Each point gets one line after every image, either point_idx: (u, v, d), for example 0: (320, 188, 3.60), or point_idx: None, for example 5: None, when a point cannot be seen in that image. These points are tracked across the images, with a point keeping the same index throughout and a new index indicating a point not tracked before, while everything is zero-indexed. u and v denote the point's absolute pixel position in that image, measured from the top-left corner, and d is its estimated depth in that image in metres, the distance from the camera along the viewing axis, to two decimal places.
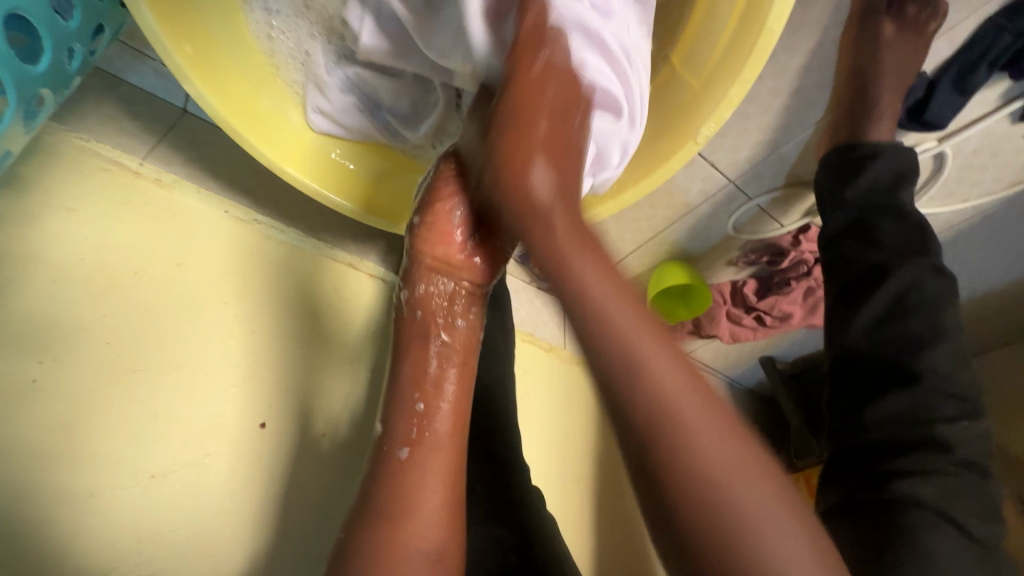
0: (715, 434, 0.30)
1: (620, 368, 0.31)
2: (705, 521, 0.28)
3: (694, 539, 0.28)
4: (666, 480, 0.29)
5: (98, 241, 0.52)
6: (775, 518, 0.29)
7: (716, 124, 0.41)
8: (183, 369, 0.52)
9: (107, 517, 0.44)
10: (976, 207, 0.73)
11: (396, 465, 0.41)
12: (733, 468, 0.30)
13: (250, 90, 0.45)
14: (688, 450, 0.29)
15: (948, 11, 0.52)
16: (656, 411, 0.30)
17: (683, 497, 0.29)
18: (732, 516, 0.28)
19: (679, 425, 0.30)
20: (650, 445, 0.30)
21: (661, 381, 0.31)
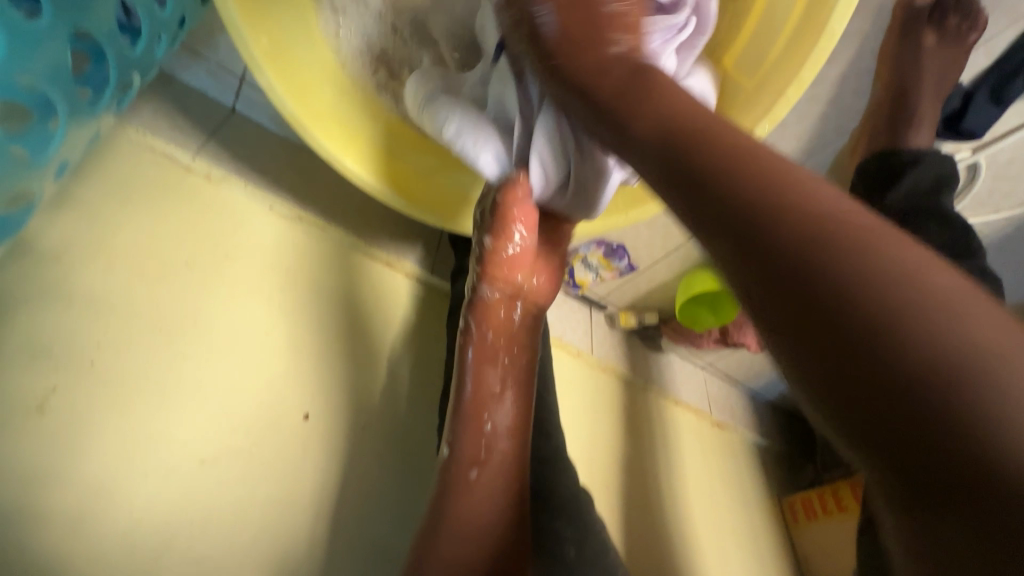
0: (899, 241, 0.25)
1: (769, 189, 0.28)
2: (871, 306, 0.23)
3: (871, 318, 0.23)
4: (849, 316, 0.23)
5: (152, 229, 0.53)
6: (1004, 325, 0.22)
7: (771, 122, 0.42)
8: (231, 357, 0.52)
9: (156, 498, 0.44)
10: (1009, 219, 0.73)
11: (467, 483, 0.42)
12: (974, 318, 0.22)
13: (315, 83, 0.46)
14: (902, 300, 0.23)
15: (989, 21, 0.53)
16: (815, 219, 0.26)
17: (865, 295, 0.23)
18: (910, 322, 0.22)
19: (866, 245, 0.25)
20: (817, 255, 0.25)
21: (892, 255, 0.24)
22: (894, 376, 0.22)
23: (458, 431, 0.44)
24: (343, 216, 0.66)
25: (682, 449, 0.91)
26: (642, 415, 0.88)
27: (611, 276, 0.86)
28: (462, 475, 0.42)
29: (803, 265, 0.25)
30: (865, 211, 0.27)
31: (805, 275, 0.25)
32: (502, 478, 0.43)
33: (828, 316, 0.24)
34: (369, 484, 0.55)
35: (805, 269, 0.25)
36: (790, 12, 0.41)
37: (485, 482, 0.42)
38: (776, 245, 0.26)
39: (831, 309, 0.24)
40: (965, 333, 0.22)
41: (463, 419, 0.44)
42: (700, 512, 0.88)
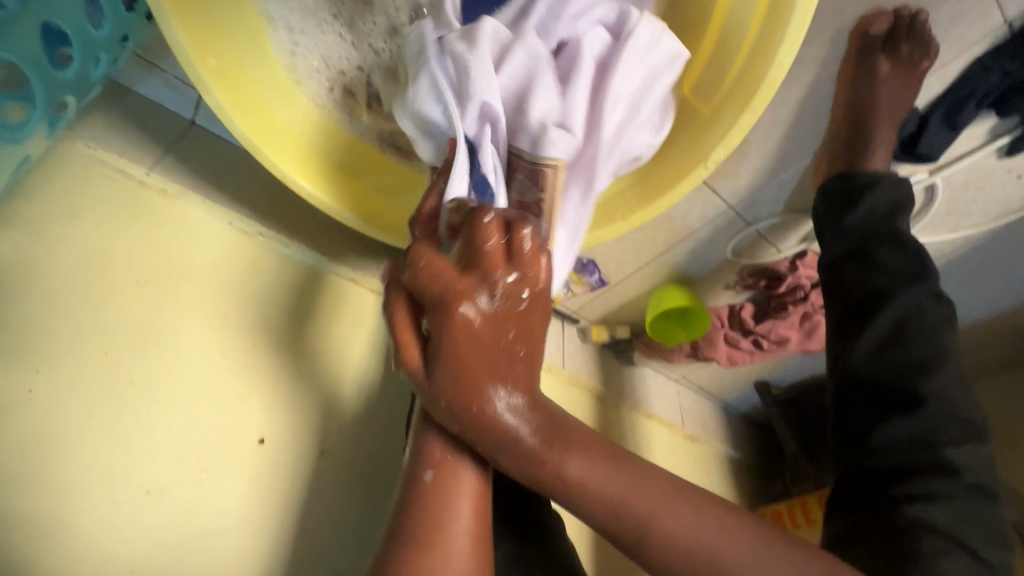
0: (640, 496, 0.34)
1: (613, 530, 0.34)
2: (680, 554, 0.33)
3: (657, 566, 0.34)
4: (648, 542, 0.34)
5: (102, 247, 0.51)
6: (687, 522, 0.34)
7: (724, 151, 0.43)
8: (183, 381, 0.51)
9: (95, 533, 0.43)
10: (966, 237, 0.75)
11: (422, 489, 0.40)
12: (688, 533, 0.33)
13: (268, 105, 0.46)
14: (647, 539, 0.34)
15: (939, 50, 0.54)
16: (691, 548, 0.33)
17: (655, 552, 0.33)
18: (696, 559, 0.33)
19: (649, 530, 0.34)
20: (607, 524, 0.34)
21: (656, 529, 0.34)
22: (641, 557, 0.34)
23: (424, 431, 0.43)
24: (305, 231, 0.65)
25: (654, 463, 0.91)
26: (614, 429, 0.89)
27: (582, 290, 0.86)
28: (414, 475, 0.41)
29: (615, 533, 0.34)
30: (667, 503, 0.34)
31: (613, 535, 0.35)
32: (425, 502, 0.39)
33: (631, 540, 0.34)
34: (330, 511, 0.54)
35: (634, 540, 0.34)
36: (743, 39, 0.41)
37: (437, 491, 0.40)
38: (577, 504, 0.35)
39: (636, 538, 0.34)
40: (704, 548, 0.33)
41: (426, 423, 0.43)
42: None
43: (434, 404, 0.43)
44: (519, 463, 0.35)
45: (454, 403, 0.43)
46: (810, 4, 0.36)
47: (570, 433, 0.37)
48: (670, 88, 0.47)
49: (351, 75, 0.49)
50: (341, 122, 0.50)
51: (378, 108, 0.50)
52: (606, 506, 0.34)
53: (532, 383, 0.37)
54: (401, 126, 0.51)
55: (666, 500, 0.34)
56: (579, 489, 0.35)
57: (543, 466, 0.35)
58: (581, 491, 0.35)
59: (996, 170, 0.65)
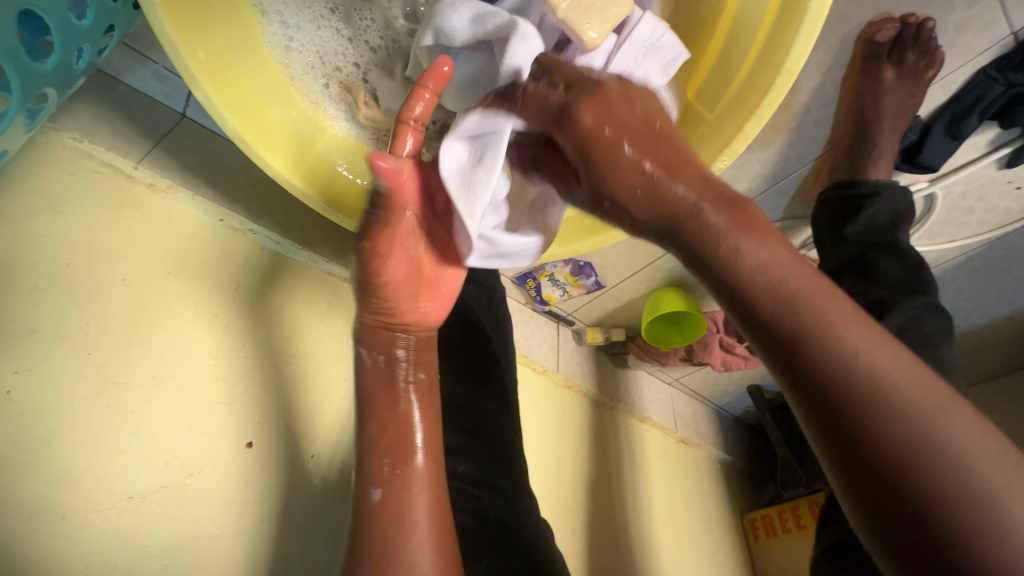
0: (875, 344, 0.28)
1: (779, 305, 0.29)
2: (895, 452, 0.25)
3: (884, 463, 0.26)
4: (867, 417, 0.26)
5: (86, 244, 0.49)
6: (999, 464, 0.25)
7: (728, 158, 0.42)
8: (170, 382, 0.49)
9: (76, 540, 0.41)
10: (962, 247, 0.75)
11: (373, 508, 0.43)
12: (927, 394, 0.26)
13: (259, 100, 0.44)
14: (877, 400, 0.26)
15: (945, 60, 0.54)
16: (916, 411, 0.26)
17: (891, 439, 0.26)
18: (947, 464, 0.25)
19: (891, 408, 0.26)
20: (826, 379, 0.27)
21: (842, 349, 0.28)
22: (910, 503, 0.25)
23: (364, 433, 0.45)
24: (298, 229, 0.64)
25: (646, 466, 0.91)
26: (607, 432, 0.88)
27: (578, 293, 0.85)
28: (364, 492, 0.44)
29: (829, 402, 0.27)
30: (895, 359, 0.28)
31: (783, 347, 0.29)
32: (375, 511, 0.43)
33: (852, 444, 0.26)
34: (320, 516, 0.53)
35: (839, 404, 0.27)
36: (750, 45, 0.40)
37: (377, 505, 0.43)
38: (808, 333, 0.28)
39: (844, 426, 0.27)
40: (970, 456, 0.25)
41: (370, 445, 0.45)
42: (663, 529, 0.88)
43: (368, 435, 0.45)
44: (730, 274, 0.31)
45: (392, 427, 0.45)
46: (820, 11, 0.36)
47: (766, 237, 0.31)
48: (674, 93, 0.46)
49: (347, 72, 0.50)
50: (337, 120, 0.49)
51: (374, 104, 0.50)
52: (789, 296, 0.30)
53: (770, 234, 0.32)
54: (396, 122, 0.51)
55: (904, 361, 0.28)
56: (754, 244, 0.31)
57: (769, 271, 0.30)
58: (762, 317, 0.30)
59: (996, 181, 0.64)
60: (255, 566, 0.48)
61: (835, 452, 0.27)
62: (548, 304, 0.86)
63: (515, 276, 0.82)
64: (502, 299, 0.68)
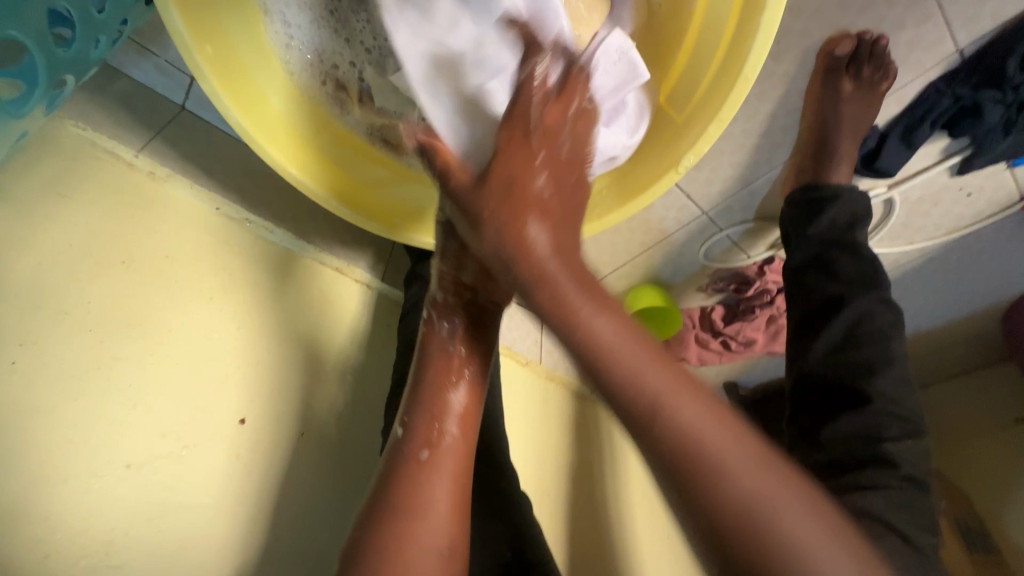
0: (692, 396, 0.31)
1: (617, 355, 0.32)
2: (727, 498, 0.29)
3: (701, 516, 0.29)
4: (701, 463, 0.29)
5: (88, 226, 0.52)
6: (795, 507, 0.29)
7: (694, 157, 0.46)
8: (166, 359, 0.51)
9: (76, 504, 0.43)
10: (921, 250, 0.80)
11: (415, 466, 0.44)
12: (745, 463, 0.30)
13: (258, 94, 0.47)
14: (714, 463, 0.29)
15: (897, 74, 0.58)
16: (745, 487, 0.29)
17: (705, 467, 0.29)
18: (761, 520, 0.28)
19: (709, 450, 0.30)
20: (651, 427, 0.31)
21: (642, 381, 0.31)
22: (707, 513, 0.29)
23: (421, 382, 0.48)
24: (291, 219, 0.66)
25: (625, 456, 0.95)
26: (589, 423, 0.92)
27: None
28: (412, 450, 0.45)
29: (632, 411, 0.31)
30: (712, 417, 0.31)
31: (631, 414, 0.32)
32: (407, 472, 0.44)
33: (669, 467, 0.30)
34: (309, 492, 0.55)
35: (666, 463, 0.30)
36: (714, 53, 0.44)
37: (426, 458, 0.44)
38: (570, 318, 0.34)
39: (668, 469, 0.30)
40: (785, 536, 0.28)
41: (418, 404, 0.47)
42: (640, 520, 0.91)
43: (424, 395, 0.47)
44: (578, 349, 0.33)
45: (434, 398, 0.47)
46: (773, 22, 0.39)
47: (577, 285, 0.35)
48: (647, 95, 0.49)
49: (343, 70, 0.51)
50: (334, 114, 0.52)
51: (368, 103, 0.53)
52: (614, 347, 0.33)
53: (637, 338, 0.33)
54: (389, 120, 0.54)
55: (708, 408, 0.31)
56: (538, 265, 0.35)
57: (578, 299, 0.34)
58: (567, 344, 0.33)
59: (948, 188, 0.69)
60: (247, 535, 0.51)
61: (647, 445, 0.31)
62: None
63: None
64: None
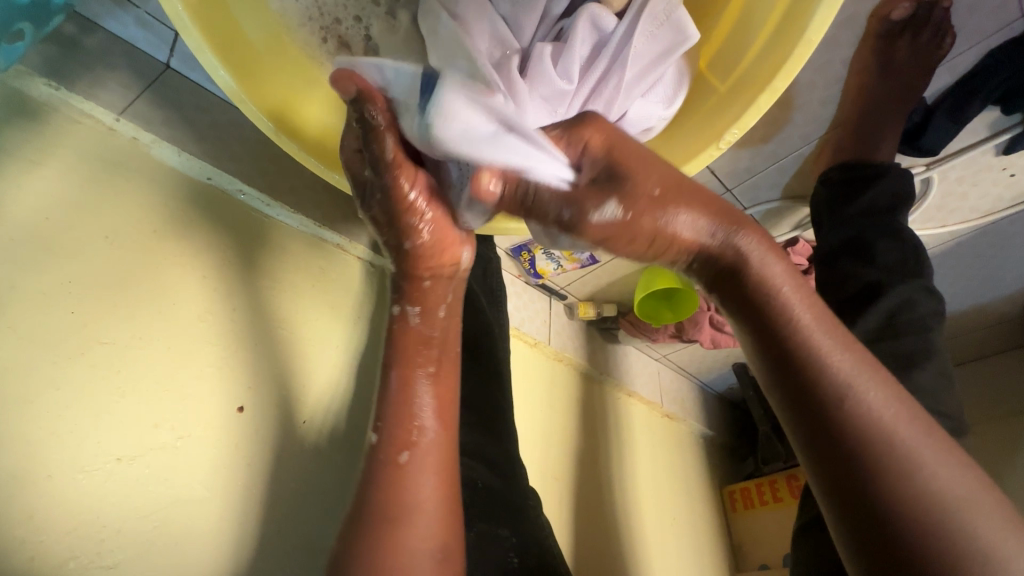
0: (890, 396, 0.30)
1: (796, 348, 0.32)
2: (906, 519, 0.27)
3: (890, 513, 0.28)
4: (907, 499, 0.28)
5: (65, 197, 0.47)
6: (984, 521, 0.27)
7: (738, 130, 0.41)
8: (155, 343, 0.48)
9: (62, 501, 0.40)
10: (953, 233, 0.76)
11: (394, 469, 0.43)
12: (955, 491, 0.28)
13: (250, 50, 0.42)
14: (908, 470, 0.28)
15: (955, 41, 0.53)
16: (923, 469, 0.28)
17: (891, 484, 0.28)
18: (936, 508, 0.27)
19: (899, 449, 0.29)
20: (838, 429, 0.29)
21: (851, 375, 0.30)
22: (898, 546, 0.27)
23: (387, 382, 0.46)
24: (289, 192, 0.62)
25: (632, 438, 0.93)
26: (596, 405, 0.89)
27: (572, 267, 0.85)
28: (392, 457, 0.43)
29: (819, 397, 0.30)
30: (917, 431, 0.29)
31: (810, 400, 0.30)
32: (387, 480, 0.42)
33: (849, 479, 0.29)
34: (311, 482, 0.53)
35: (860, 476, 0.29)
36: (768, 14, 0.39)
37: (404, 459, 0.43)
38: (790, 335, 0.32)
39: (852, 438, 0.29)
40: (948, 495, 0.28)
41: (388, 409, 0.45)
42: (645, 503, 0.90)
43: (398, 395, 0.45)
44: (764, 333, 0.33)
45: (404, 401, 0.45)
46: None
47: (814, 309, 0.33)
48: (688, 59, 0.44)
49: (346, 25, 0.46)
50: (334, 80, 0.46)
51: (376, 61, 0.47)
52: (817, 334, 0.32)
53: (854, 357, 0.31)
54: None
55: (914, 417, 0.30)
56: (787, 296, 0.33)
57: (791, 306, 0.33)
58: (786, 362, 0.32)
59: (992, 168, 0.65)
60: (247, 530, 0.48)
61: (825, 461, 0.30)
62: (542, 277, 0.86)
63: (510, 248, 0.81)
64: (496, 270, 0.68)
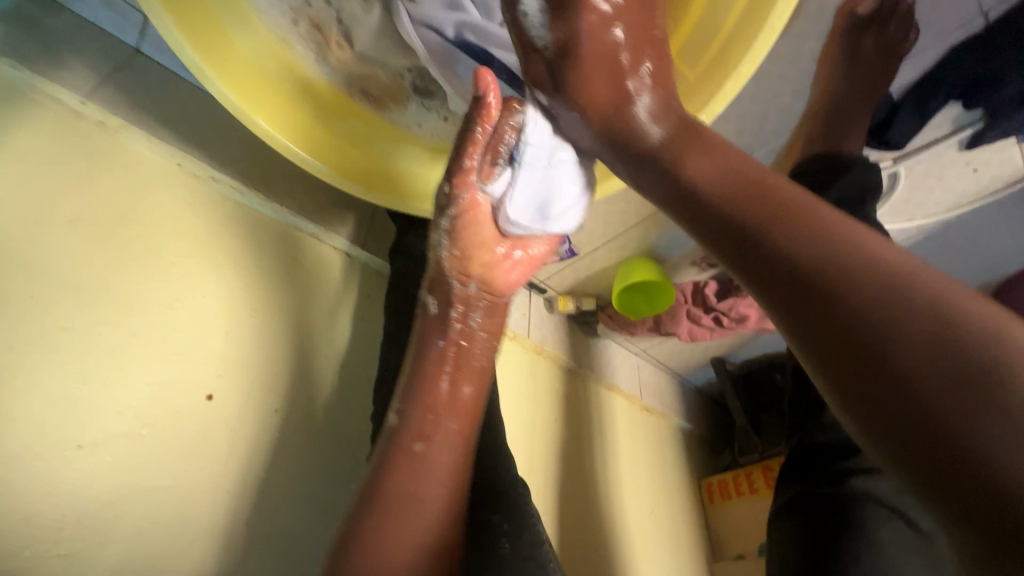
0: (839, 226, 0.26)
1: (731, 202, 0.30)
2: (936, 373, 0.20)
3: (889, 354, 0.22)
4: (893, 355, 0.21)
5: (27, 180, 0.47)
6: (1008, 329, 0.21)
7: (707, 117, 0.41)
8: (120, 329, 0.47)
9: (20, 487, 0.39)
10: (920, 227, 0.78)
11: (409, 457, 0.42)
12: (957, 306, 0.22)
13: (220, 28, 0.41)
14: (877, 335, 0.22)
15: (917, 37, 0.55)
16: (917, 301, 0.22)
17: (889, 341, 0.22)
18: (948, 335, 0.21)
19: (860, 310, 0.23)
20: (804, 273, 0.25)
21: (791, 224, 0.27)
22: (915, 414, 0.20)
23: (423, 355, 0.45)
24: (262, 181, 0.61)
25: (612, 431, 0.93)
26: (576, 399, 0.89)
27: (552, 261, 0.85)
28: (404, 444, 0.43)
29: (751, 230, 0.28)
30: (897, 259, 0.24)
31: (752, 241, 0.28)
32: (395, 462, 0.42)
33: (842, 332, 0.23)
34: (285, 472, 0.52)
35: (820, 289, 0.24)
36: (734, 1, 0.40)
37: (417, 449, 0.43)
38: (755, 202, 0.29)
39: (794, 274, 0.25)
40: (972, 311, 0.22)
41: (417, 384, 0.44)
42: (625, 495, 0.90)
43: (418, 381, 0.45)
44: (693, 193, 0.32)
45: (428, 390, 0.44)
46: None
47: (763, 172, 0.31)
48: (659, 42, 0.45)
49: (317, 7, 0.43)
50: (306, 60, 0.46)
51: (348, 48, 0.46)
52: (723, 168, 0.32)
53: (787, 210, 0.28)
54: (370, 70, 0.48)
55: (860, 226, 0.26)
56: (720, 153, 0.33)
57: (730, 160, 0.32)
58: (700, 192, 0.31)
59: (955, 162, 0.67)
60: (214, 520, 0.46)
61: (798, 308, 0.25)
62: None
63: None
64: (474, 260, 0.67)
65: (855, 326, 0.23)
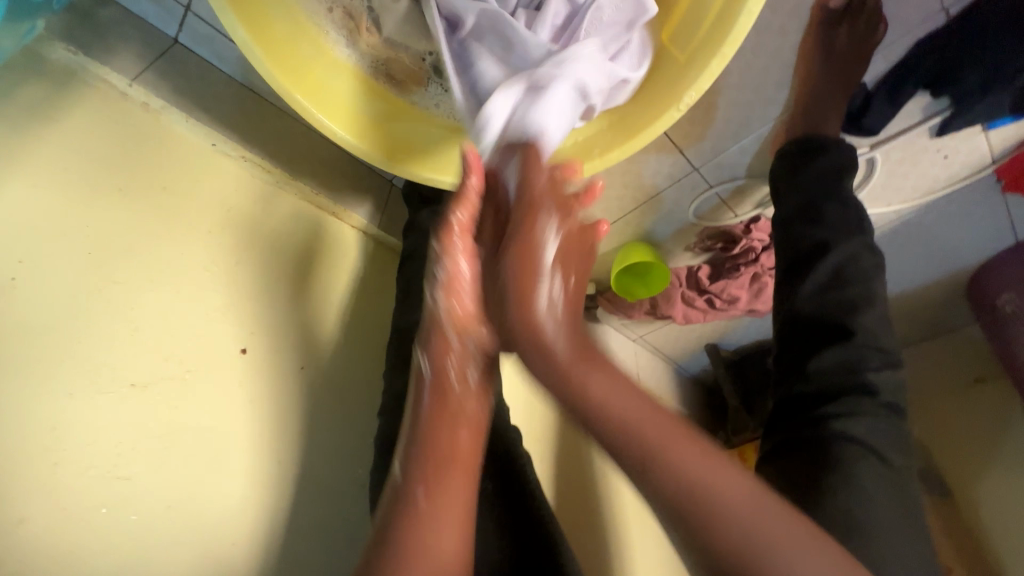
0: (690, 454, 0.37)
1: (625, 438, 0.39)
2: (715, 551, 0.34)
3: (683, 508, 0.35)
4: (699, 516, 0.35)
5: (81, 150, 0.51)
6: (725, 475, 0.36)
7: (696, 94, 0.47)
8: (166, 286, 0.51)
9: (83, 417, 0.43)
10: (897, 212, 0.84)
11: (415, 506, 0.41)
12: (738, 492, 0.35)
13: (265, 12, 0.46)
14: (657, 458, 0.37)
15: (886, 31, 0.61)
16: (715, 492, 0.35)
17: (682, 502, 0.36)
18: (709, 506, 0.35)
19: (660, 462, 0.37)
20: (618, 433, 0.39)
21: (618, 413, 0.40)
22: (727, 557, 0.33)
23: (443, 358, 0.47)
24: (288, 162, 0.66)
25: None
26: None
27: None
28: (425, 465, 0.43)
29: (641, 459, 0.38)
30: (698, 458, 0.37)
31: (626, 455, 0.39)
32: (411, 485, 0.42)
33: (642, 480, 0.38)
34: (311, 423, 0.56)
35: (649, 477, 0.37)
36: None
37: (430, 467, 0.43)
38: (645, 442, 0.38)
39: (641, 450, 0.38)
40: (744, 515, 0.34)
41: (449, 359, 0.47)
42: (620, 470, 0.95)
43: (433, 394, 0.46)
44: (621, 439, 0.39)
45: (443, 418, 0.45)
46: None
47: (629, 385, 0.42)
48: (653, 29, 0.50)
49: None
50: (338, 45, 0.52)
51: (376, 34, 0.53)
52: (612, 403, 0.41)
53: (668, 431, 0.39)
54: (394, 54, 0.54)
55: (685, 436, 0.38)
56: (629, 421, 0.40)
57: (625, 408, 0.40)
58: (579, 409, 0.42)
59: (927, 149, 0.72)
60: (249, 461, 0.51)
61: (651, 482, 0.37)
62: None
63: None
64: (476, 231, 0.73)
65: (663, 443, 0.38)
